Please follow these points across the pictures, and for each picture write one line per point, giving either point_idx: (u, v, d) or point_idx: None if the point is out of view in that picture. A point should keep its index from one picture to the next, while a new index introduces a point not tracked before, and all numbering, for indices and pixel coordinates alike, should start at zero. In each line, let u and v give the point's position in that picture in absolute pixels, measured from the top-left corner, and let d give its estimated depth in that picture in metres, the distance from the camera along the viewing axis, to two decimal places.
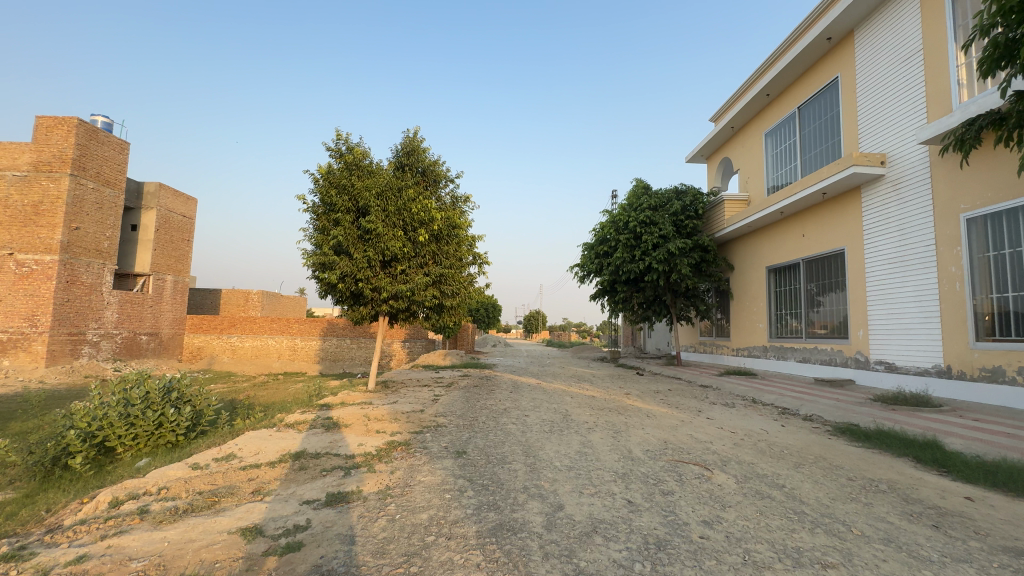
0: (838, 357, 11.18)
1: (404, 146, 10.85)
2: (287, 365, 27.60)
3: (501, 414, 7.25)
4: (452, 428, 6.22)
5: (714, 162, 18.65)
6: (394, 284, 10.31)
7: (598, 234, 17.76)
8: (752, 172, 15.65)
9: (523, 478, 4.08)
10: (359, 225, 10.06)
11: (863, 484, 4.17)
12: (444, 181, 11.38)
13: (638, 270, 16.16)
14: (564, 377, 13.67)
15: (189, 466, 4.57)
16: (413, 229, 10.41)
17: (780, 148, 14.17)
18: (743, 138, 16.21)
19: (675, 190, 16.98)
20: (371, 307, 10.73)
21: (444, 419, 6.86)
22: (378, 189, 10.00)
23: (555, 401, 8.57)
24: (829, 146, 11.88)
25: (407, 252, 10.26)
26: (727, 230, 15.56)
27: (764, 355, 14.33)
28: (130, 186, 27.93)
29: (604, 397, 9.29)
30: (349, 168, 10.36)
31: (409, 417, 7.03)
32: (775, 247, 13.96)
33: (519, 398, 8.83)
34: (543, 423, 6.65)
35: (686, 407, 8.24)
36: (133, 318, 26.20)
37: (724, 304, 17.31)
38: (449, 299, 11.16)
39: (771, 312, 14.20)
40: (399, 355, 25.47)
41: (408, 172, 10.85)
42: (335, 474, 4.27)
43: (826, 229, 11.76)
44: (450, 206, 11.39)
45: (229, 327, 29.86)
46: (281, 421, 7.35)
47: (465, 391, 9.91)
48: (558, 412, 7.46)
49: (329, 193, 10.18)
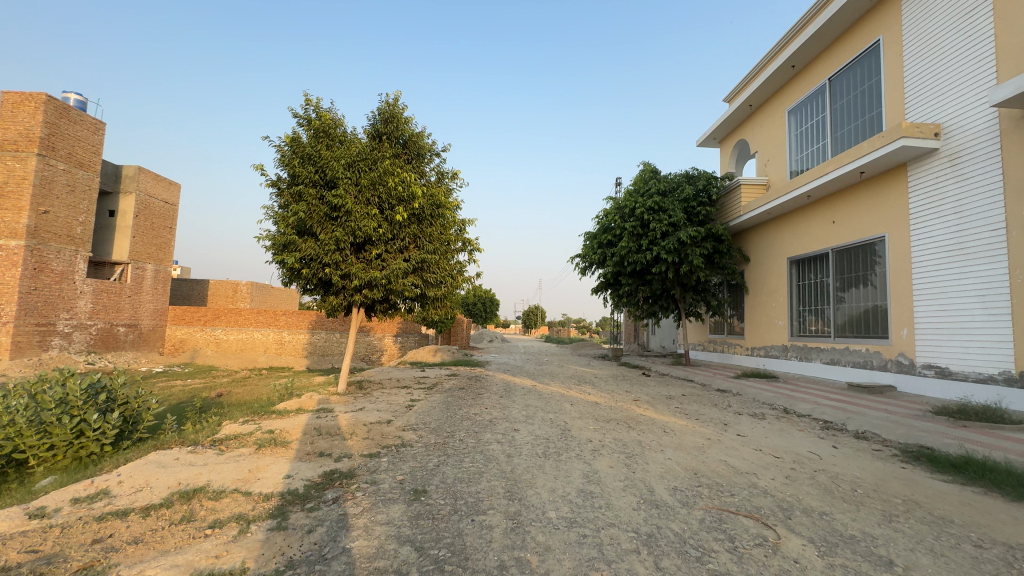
0: (875, 360, 9.84)
1: (383, 113, 9.44)
2: (273, 359, 26.23)
3: (486, 427, 5.91)
4: (419, 450, 4.85)
5: (727, 146, 17.26)
6: (368, 270, 8.92)
7: (601, 222, 16.37)
8: (773, 155, 14.24)
9: (500, 546, 2.72)
10: (326, 200, 8.66)
11: (1005, 558, 2.81)
12: (428, 155, 10.01)
13: (645, 261, 14.79)
14: (563, 377, 12.33)
15: (27, 515, 3.20)
16: (391, 207, 9.01)
17: (806, 126, 12.73)
18: (763, 117, 14.79)
19: (686, 175, 15.59)
20: (342, 297, 9.34)
21: (412, 435, 5.49)
22: (350, 160, 8.61)
23: (552, 409, 7.22)
24: (866, 119, 10.45)
25: (383, 233, 8.87)
26: (743, 218, 14.19)
27: (784, 355, 12.99)
28: (108, 169, 26.53)
29: (610, 404, 7.92)
30: (317, 136, 8.98)
31: (371, 431, 5.68)
32: (798, 236, 12.60)
33: (509, 406, 7.47)
34: (535, 441, 5.28)
35: (708, 420, 6.87)
36: (109, 308, 24.85)
37: (736, 299, 15.99)
38: (432, 289, 9.78)
39: (792, 308, 12.86)
40: (391, 350, 24.18)
41: (387, 142, 9.45)
42: (224, 535, 2.88)
43: (860, 215, 10.42)
44: (436, 182, 9.99)
45: (214, 319, 28.51)
46: (215, 433, 5.97)
47: (448, 395, 8.55)
48: (555, 425, 6.08)
49: (293, 163, 8.76)
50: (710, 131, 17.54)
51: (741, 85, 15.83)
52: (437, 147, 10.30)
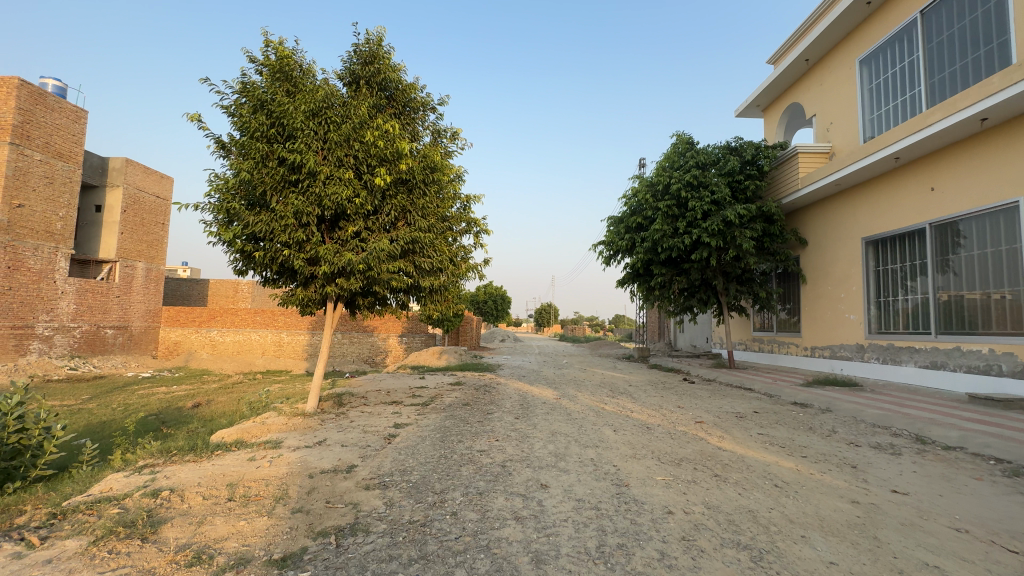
0: (1004, 365, 7.57)
1: (361, 53, 7.32)
2: (271, 362, 24.39)
3: (498, 482, 3.80)
4: (378, 544, 2.72)
5: (774, 114, 14.95)
6: (340, 253, 6.80)
7: (628, 203, 14.13)
8: (837, 117, 11.90)
9: None
10: (282, 159, 6.55)
11: None
12: (421, 111, 7.94)
13: (682, 246, 12.58)
14: (591, 386, 10.18)
15: None
16: (371, 171, 6.92)
17: (885, 76, 10.42)
18: (824, 74, 12.45)
19: (728, 145, 13.33)
20: (313, 287, 7.31)
21: (381, 500, 3.39)
22: (314, 106, 6.50)
23: (594, 442, 5.08)
24: (985, 54, 8.19)
25: (361, 203, 6.77)
26: (801, 193, 11.93)
27: (859, 357, 10.70)
28: (94, 161, 24.88)
29: (667, 430, 5.78)
30: (275, 80, 6.89)
31: (321, 489, 3.62)
32: (877, 211, 10.30)
33: (528, 435, 5.32)
34: (580, 516, 3.15)
35: (824, 460, 4.65)
36: (95, 309, 23.33)
37: (787, 290, 13.72)
38: (427, 278, 7.69)
39: (869, 299, 10.58)
40: (396, 352, 22.27)
41: (366, 90, 7.37)
42: None
43: (974, 177, 8.16)
44: (431, 144, 7.86)
45: (209, 320, 26.75)
46: (80, 494, 3.84)
47: (448, 416, 6.45)
48: (605, 476, 3.94)
49: (242, 113, 6.66)
50: (753, 98, 15.25)
51: (792, 40, 13.51)
52: (432, 101, 8.20)
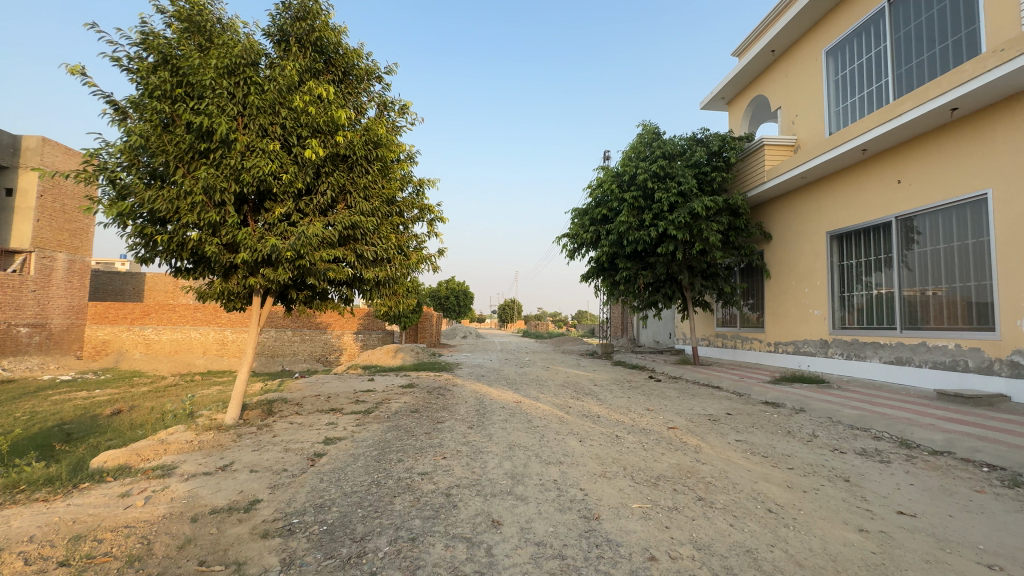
0: (971, 361, 7.42)
1: (292, 6, 6.29)
2: (213, 362, 22.60)
3: (438, 519, 3.03)
4: None
5: (739, 106, 14.76)
6: (264, 237, 5.80)
7: (593, 194, 13.56)
8: (802, 109, 11.71)
9: None
10: (189, 124, 5.47)
11: None
12: (365, 80, 6.99)
13: (649, 239, 12.14)
14: (554, 386, 9.54)
15: None
16: (302, 143, 5.94)
17: (850, 68, 10.24)
18: (789, 66, 12.24)
19: (694, 137, 12.99)
20: (234, 278, 6.27)
21: (278, 558, 2.55)
22: (229, 62, 5.48)
23: (559, 457, 4.38)
24: (953, 44, 8.04)
25: (289, 180, 5.80)
26: (766, 186, 11.70)
27: (823, 353, 10.53)
28: (3, 139, 22.18)
29: (638, 439, 5.16)
30: (184, 30, 5.77)
31: (202, 541, 2.73)
32: (843, 205, 10.14)
33: (481, 450, 4.58)
34: (539, 571, 2.42)
35: (813, 474, 4.12)
36: (5, 305, 20.82)
37: (751, 285, 13.57)
38: (371, 269, 6.78)
39: (834, 294, 10.43)
40: (351, 350, 21.08)
41: (298, 50, 6.36)
42: None
43: (941, 169, 8.00)
44: (376, 117, 6.93)
45: (143, 317, 24.54)
46: None
47: (391, 427, 5.59)
48: (570, 507, 3.24)
49: (139, 67, 5.52)
50: (719, 90, 15.02)
51: (758, 31, 13.29)
52: (378, 69, 7.26)
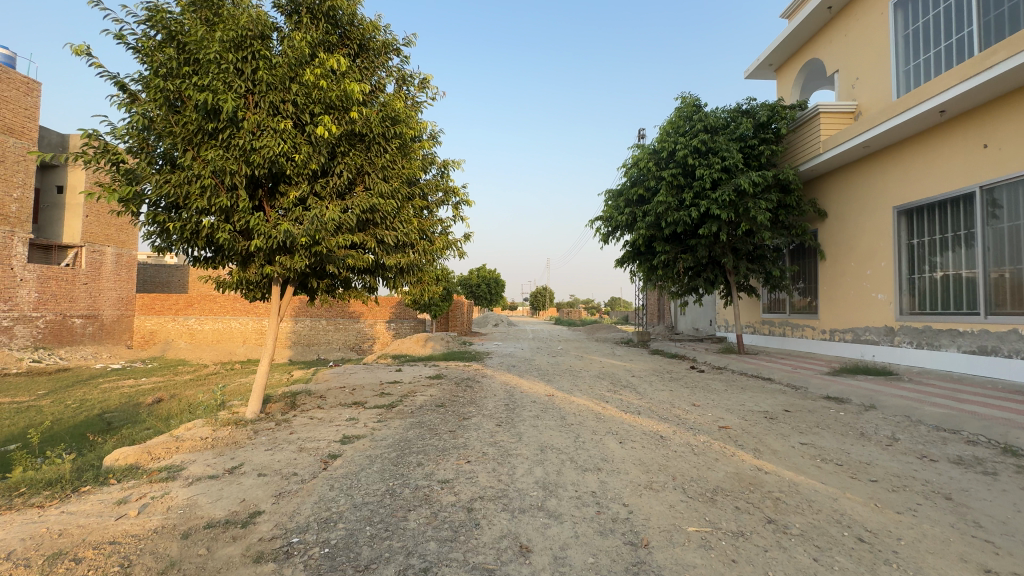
0: None
1: None
2: (252, 351, 23.13)
3: (456, 543, 2.58)
4: None
5: (789, 73, 13.54)
6: (277, 223, 5.46)
7: (628, 174, 12.74)
8: (865, 71, 10.52)
9: None
10: (196, 102, 5.14)
11: None
12: (383, 54, 6.52)
13: (690, 219, 11.30)
14: (589, 377, 9.00)
15: None
16: (315, 121, 5.52)
17: (924, 20, 9.06)
18: (849, 23, 11.02)
19: (739, 108, 11.96)
20: (252, 267, 5.99)
21: None
22: (236, 35, 5.10)
23: (597, 462, 3.87)
24: None
25: (302, 161, 5.43)
26: (823, 158, 10.62)
27: (889, 342, 9.52)
28: (53, 139, 23.12)
29: (687, 441, 4.58)
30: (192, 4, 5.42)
31: (186, 566, 2.38)
32: (914, 177, 9.04)
33: (510, 453, 4.13)
34: None
35: (904, 489, 3.45)
36: (60, 297, 21.87)
37: (803, 267, 12.52)
38: (393, 255, 6.36)
39: (902, 276, 9.37)
40: (382, 339, 21.20)
41: (311, 22, 5.93)
42: None
43: None
44: (395, 93, 6.47)
45: (186, 307, 25.44)
46: None
47: (414, 424, 5.21)
48: (613, 530, 2.73)
49: (146, 45, 5.23)
50: (766, 56, 13.82)
51: None
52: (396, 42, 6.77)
